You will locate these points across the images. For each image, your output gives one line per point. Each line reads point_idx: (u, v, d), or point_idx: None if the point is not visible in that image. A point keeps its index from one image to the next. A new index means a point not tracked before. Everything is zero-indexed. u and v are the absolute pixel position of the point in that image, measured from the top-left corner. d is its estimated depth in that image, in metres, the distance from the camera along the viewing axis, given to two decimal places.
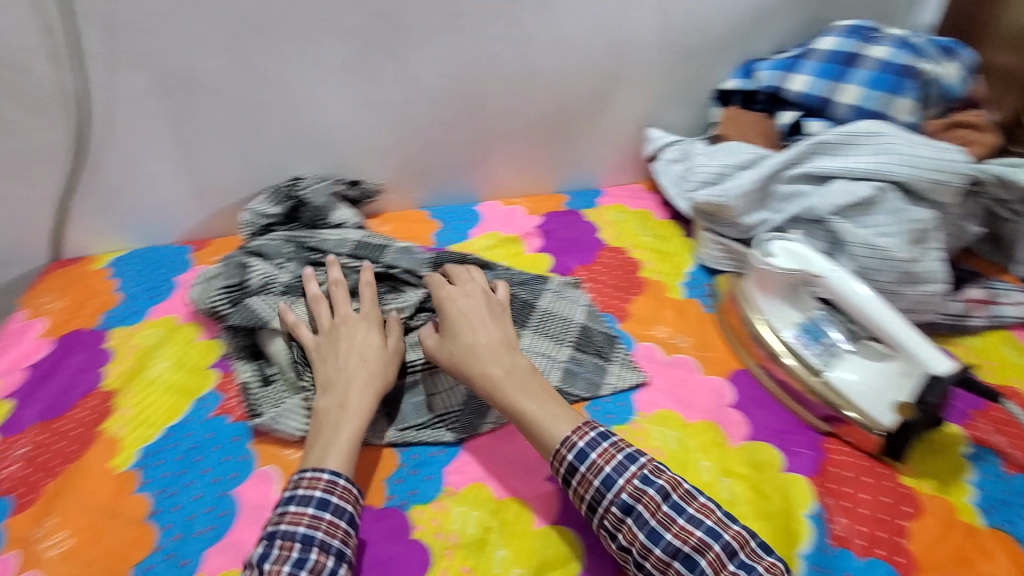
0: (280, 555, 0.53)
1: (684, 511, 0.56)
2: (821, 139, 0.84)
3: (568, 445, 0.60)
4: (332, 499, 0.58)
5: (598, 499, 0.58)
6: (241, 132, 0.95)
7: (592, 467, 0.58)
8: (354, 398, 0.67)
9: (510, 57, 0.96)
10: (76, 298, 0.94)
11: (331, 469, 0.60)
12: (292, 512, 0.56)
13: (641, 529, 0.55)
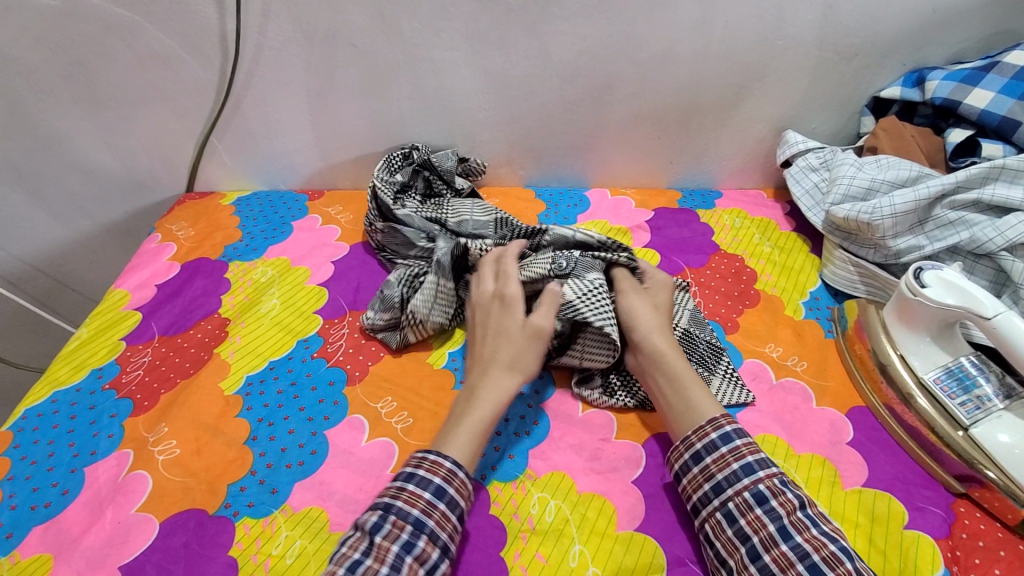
0: (392, 532, 0.52)
1: (820, 526, 0.51)
2: (1001, 162, 0.73)
3: (715, 425, 0.59)
4: (450, 490, 0.55)
5: (731, 481, 0.55)
6: (371, 89, 0.97)
7: (734, 451, 0.57)
8: (484, 385, 0.64)
9: (652, 40, 0.91)
10: (204, 228, 1.01)
11: (452, 462, 0.57)
12: (409, 490, 0.55)
13: (771, 522, 0.52)
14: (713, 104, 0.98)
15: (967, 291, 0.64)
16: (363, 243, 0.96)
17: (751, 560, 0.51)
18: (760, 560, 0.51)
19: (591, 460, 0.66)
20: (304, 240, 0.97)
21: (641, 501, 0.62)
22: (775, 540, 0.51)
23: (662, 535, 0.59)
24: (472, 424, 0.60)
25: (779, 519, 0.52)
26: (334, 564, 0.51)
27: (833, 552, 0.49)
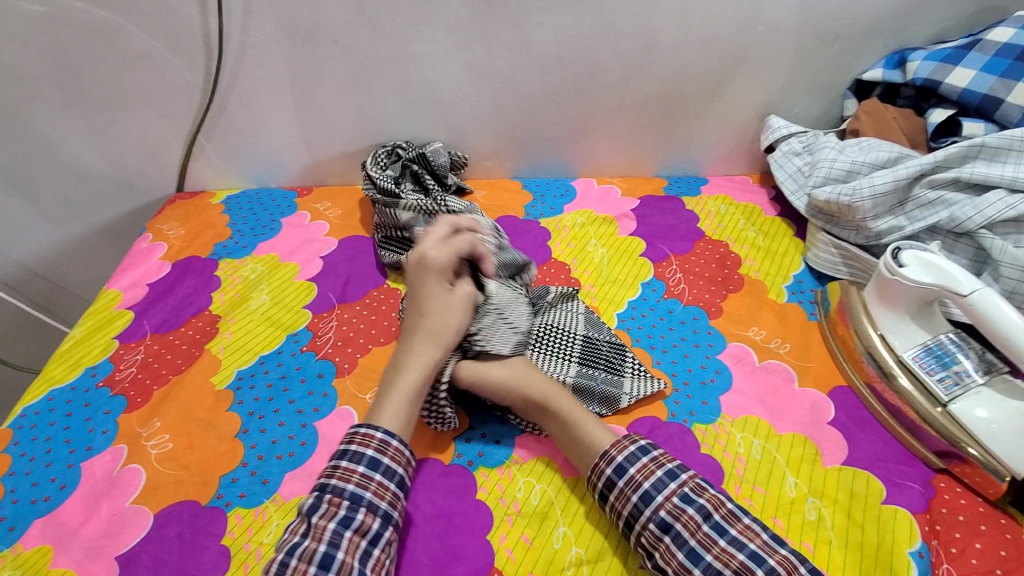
0: (329, 510, 0.53)
1: (726, 534, 0.52)
2: (980, 141, 0.73)
3: (607, 462, 0.58)
4: (384, 459, 0.57)
5: (635, 515, 0.56)
6: (355, 85, 0.97)
7: (630, 483, 0.57)
8: (417, 353, 0.65)
9: (632, 28, 0.91)
10: (194, 227, 1.02)
11: (383, 432, 0.59)
12: (343, 465, 0.56)
13: (678, 548, 0.53)
14: (696, 91, 0.98)
15: (941, 267, 0.65)
16: (350, 239, 0.97)
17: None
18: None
19: None
20: (293, 236, 0.98)
21: None
22: (686, 567, 0.51)
23: None
24: (405, 390, 0.62)
25: (685, 543, 0.52)
26: (277, 549, 0.52)
27: (740, 564, 0.50)
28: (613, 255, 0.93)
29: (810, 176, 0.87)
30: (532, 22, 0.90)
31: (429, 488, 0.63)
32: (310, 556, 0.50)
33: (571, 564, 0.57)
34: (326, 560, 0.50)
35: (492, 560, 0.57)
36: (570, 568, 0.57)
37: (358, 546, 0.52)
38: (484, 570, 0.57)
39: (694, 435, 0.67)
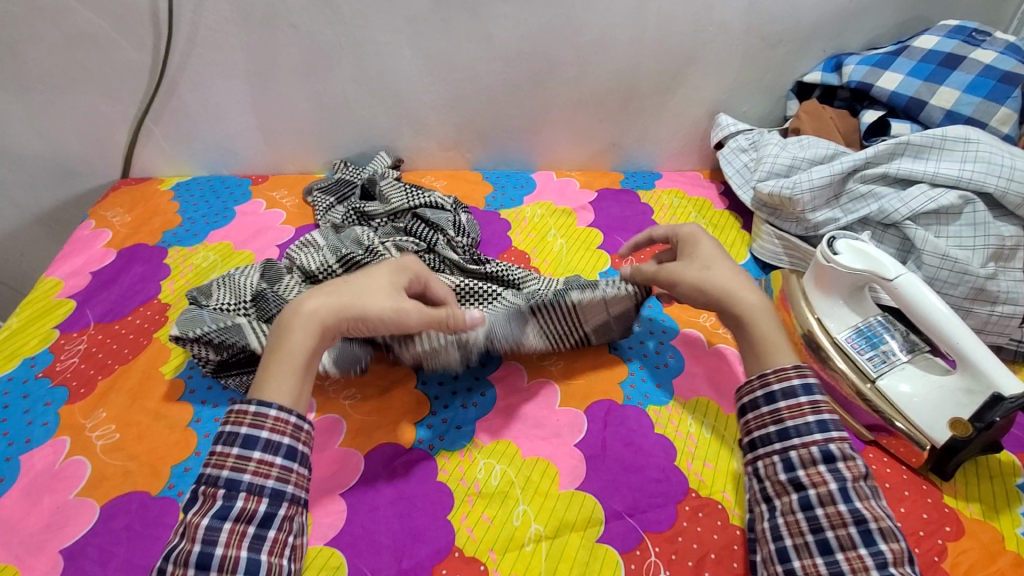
0: (204, 504, 0.49)
1: (876, 498, 0.51)
2: (906, 139, 0.79)
3: (801, 374, 0.55)
4: (259, 433, 0.51)
5: (802, 430, 0.53)
6: (313, 71, 0.96)
7: (812, 403, 0.54)
8: (305, 323, 0.57)
9: (590, 24, 0.93)
10: (141, 214, 0.98)
11: (257, 406, 0.52)
12: (218, 450, 0.51)
13: (833, 480, 0.51)
14: (652, 89, 1.02)
15: (872, 255, 0.69)
16: (308, 228, 0.96)
17: (801, 506, 0.50)
18: (810, 510, 0.50)
19: (536, 428, 0.68)
20: (248, 224, 0.96)
21: (582, 462, 0.65)
22: (834, 498, 0.50)
23: (601, 492, 0.62)
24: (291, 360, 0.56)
25: (843, 480, 0.50)
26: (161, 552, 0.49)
27: (889, 526, 0.48)
28: (571, 246, 0.95)
29: (757, 170, 0.92)
30: (492, 13, 0.91)
31: (380, 473, 0.63)
32: (185, 558, 0.46)
33: (530, 540, 0.58)
34: (204, 558, 0.46)
35: (453, 540, 0.58)
36: (529, 544, 0.58)
37: (243, 533, 0.48)
38: (445, 549, 0.58)
39: (649, 415, 0.70)
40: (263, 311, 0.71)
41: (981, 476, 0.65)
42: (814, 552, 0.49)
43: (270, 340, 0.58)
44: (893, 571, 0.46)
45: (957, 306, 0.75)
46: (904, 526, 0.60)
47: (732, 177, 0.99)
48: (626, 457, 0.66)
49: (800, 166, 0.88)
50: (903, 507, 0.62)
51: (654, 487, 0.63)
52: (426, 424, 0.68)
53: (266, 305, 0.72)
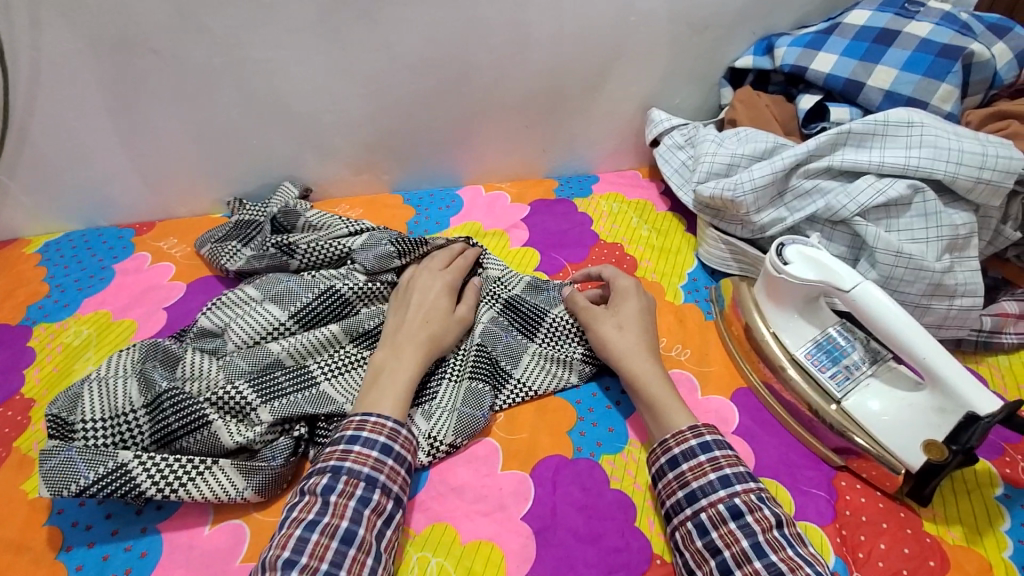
0: (346, 491, 0.52)
1: (796, 547, 0.48)
2: (847, 127, 0.72)
3: (696, 433, 0.56)
4: (395, 447, 0.55)
5: (707, 490, 0.53)
6: (190, 100, 0.83)
7: (713, 460, 0.54)
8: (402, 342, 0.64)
9: (500, 24, 0.84)
10: (3, 286, 0.84)
11: (394, 421, 0.57)
12: (356, 451, 0.54)
13: (744, 537, 0.49)
14: (579, 87, 0.93)
15: (824, 263, 0.63)
16: (203, 282, 0.83)
17: (721, 573, 0.48)
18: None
19: (477, 501, 0.59)
20: (132, 285, 0.83)
21: (531, 539, 0.57)
22: (748, 557, 0.48)
23: (555, 573, 0.54)
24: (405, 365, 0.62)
25: (753, 535, 0.49)
26: (288, 529, 0.49)
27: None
28: None
29: (695, 171, 0.84)
30: (390, 17, 0.80)
31: None
32: (332, 532, 0.49)
33: None
34: (349, 535, 0.49)
35: None
36: None
37: (375, 525, 0.51)
38: None
39: (603, 468, 0.62)
40: (160, 424, 0.60)
41: (959, 494, 0.60)
42: None
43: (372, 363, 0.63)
44: None
45: (915, 304, 0.69)
46: (888, 567, 0.54)
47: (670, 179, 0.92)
48: (580, 524, 0.58)
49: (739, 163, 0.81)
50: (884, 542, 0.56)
51: (614, 558, 0.55)
52: None
53: (163, 417, 0.60)
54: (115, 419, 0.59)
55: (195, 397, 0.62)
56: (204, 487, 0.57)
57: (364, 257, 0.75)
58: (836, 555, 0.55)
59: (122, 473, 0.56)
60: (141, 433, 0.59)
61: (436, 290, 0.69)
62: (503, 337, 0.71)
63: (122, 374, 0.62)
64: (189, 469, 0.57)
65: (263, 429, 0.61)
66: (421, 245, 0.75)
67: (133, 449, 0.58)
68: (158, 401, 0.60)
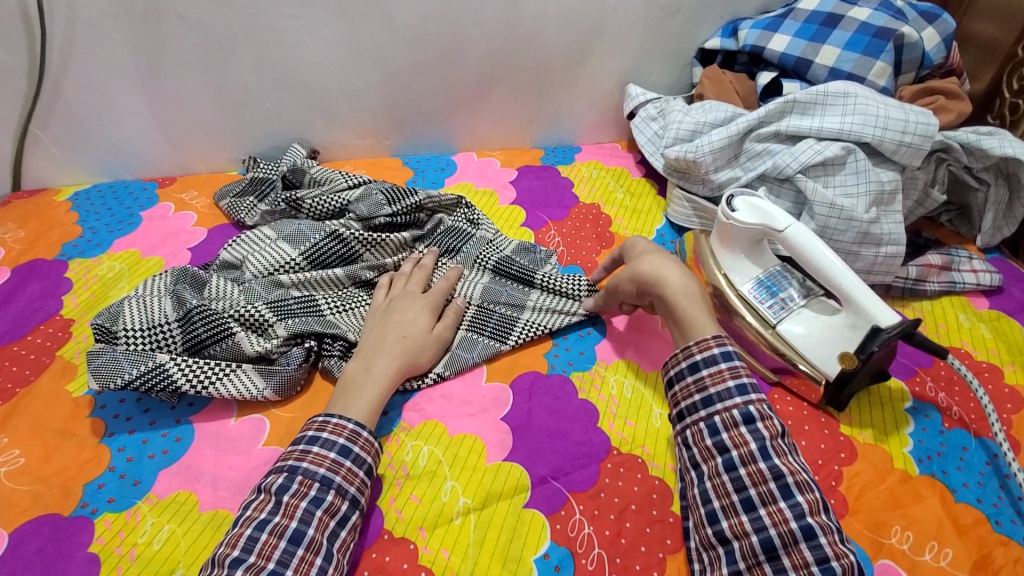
0: (300, 490, 0.54)
1: (792, 452, 0.56)
2: (793, 97, 0.83)
3: (719, 342, 0.61)
4: (355, 448, 0.58)
5: (723, 396, 0.59)
6: (210, 64, 0.92)
7: (732, 368, 0.60)
8: (374, 360, 0.66)
9: (492, 2, 0.94)
10: (36, 228, 0.92)
11: (355, 422, 0.59)
12: (314, 451, 0.57)
13: (752, 440, 0.56)
14: (563, 63, 1.03)
15: (766, 210, 0.73)
16: (220, 228, 0.92)
17: (726, 468, 0.56)
18: (735, 471, 0.55)
19: (463, 405, 0.69)
20: (156, 229, 0.92)
21: (508, 434, 0.67)
22: (754, 458, 0.55)
23: (527, 460, 0.64)
24: (378, 378, 0.64)
25: (761, 439, 0.56)
26: (240, 526, 0.52)
27: (804, 477, 0.54)
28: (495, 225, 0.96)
29: (664, 137, 0.94)
30: None
31: None
32: (281, 531, 0.51)
33: (459, 514, 0.60)
34: (297, 536, 0.51)
35: (381, 525, 0.59)
36: (458, 518, 0.59)
37: (328, 525, 0.53)
38: (375, 533, 0.58)
39: (573, 382, 0.72)
40: (189, 335, 0.67)
41: (872, 404, 0.70)
42: (739, 511, 0.54)
43: (343, 376, 0.65)
44: (812, 520, 0.51)
45: (847, 251, 0.80)
46: (813, 460, 0.65)
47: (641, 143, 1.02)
48: (551, 424, 0.68)
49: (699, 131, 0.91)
50: (807, 440, 0.67)
51: (578, 449, 0.65)
52: None
53: (193, 328, 0.67)
54: (151, 330, 0.67)
55: (224, 313, 0.69)
56: (231, 386, 0.65)
57: (360, 206, 0.86)
58: None
59: (159, 371, 0.63)
60: (174, 340, 0.67)
61: (410, 311, 0.71)
62: (502, 292, 0.80)
63: (156, 292, 0.70)
64: (216, 371, 0.65)
65: (279, 343, 0.69)
66: (410, 196, 0.87)
67: (168, 353, 0.66)
68: (189, 314, 0.67)
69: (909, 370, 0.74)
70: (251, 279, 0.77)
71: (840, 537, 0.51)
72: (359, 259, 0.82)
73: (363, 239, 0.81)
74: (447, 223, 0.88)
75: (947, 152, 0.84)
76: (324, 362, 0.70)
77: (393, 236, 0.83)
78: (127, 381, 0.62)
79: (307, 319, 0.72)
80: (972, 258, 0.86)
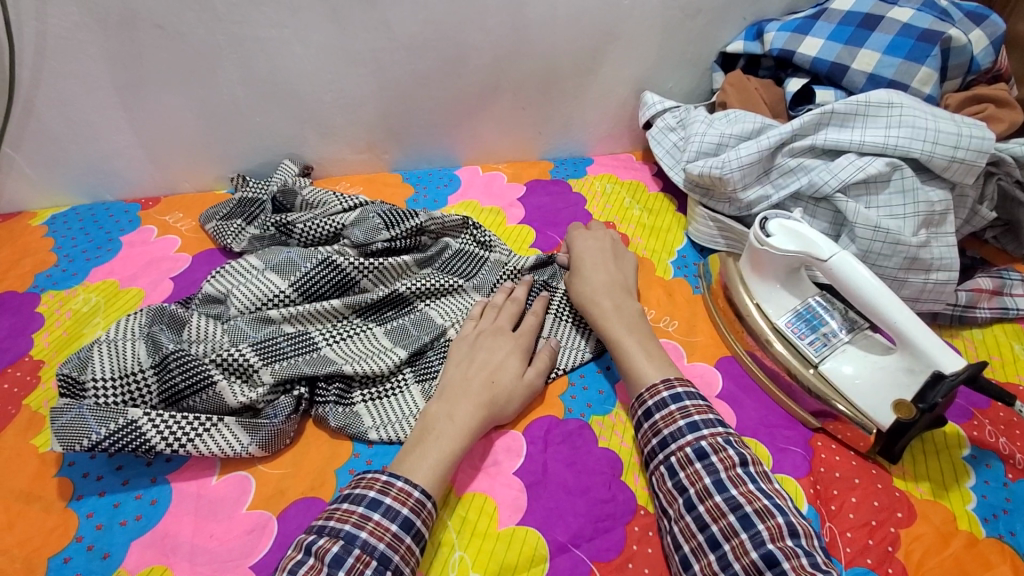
0: (356, 567, 0.46)
1: (758, 482, 0.51)
2: (830, 108, 0.75)
3: (668, 386, 0.59)
4: (417, 521, 0.51)
5: (676, 436, 0.56)
6: (193, 77, 0.85)
7: (681, 408, 0.57)
8: (454, 407, 0.59)
9: (498, 6, 0.86)
10: (10, 256, 0.86)
11: (421, 492, 0.52)
12: (375, 518, 0.49)
13: (707, 474, 0.52)
14: (574, 69, 0.96)
15: (804, 234, 0.65)
16: (207, 254, 0.86)
17: (687, 508, 0.52)
18: (695, 509, 0.51)
19: (471, 457, 0.62)
20: (137, 256, 0.85)
21: (523, 492, 0.60)
22: (710, 491, 0.51)
23: (543, 523, 0.57)
24: (457, 429, 0.57)
25: (716, 472, 0.52)
26: None
27: (764, 503, 0.49)
28: None
29: (686, 150, 0.88)
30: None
31: (295, 526, 0.56)
32: None
33: None
34: None
35: None
36: None
37: None
38: None
39: (592, 429, 0.65)
40: (166, 384, 0.61)
41: (927, 452, 0.63)
42: (707, 551, 0.49)
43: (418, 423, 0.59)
44: (773, 547, 0.46)
45: (892, 277, 0.73)
46: (872, 522, 0.58)
47: (660, 156, 0.95)
48: (570, 479, 0.61)
49: (729, 142, 0.83)
50: (857, 497, 0.59)
51: (600, 509, 0.58)
52: (351, 470, 0.60)
53: (170, 376, 0.61)
54: (125, 379, 0.61)
55: (204, 357, 0.63)
56: (212, 443, 0.59)
57: (355, 231, 0.78)
58: (811, 509, 0.59)
59: (132, 428, 0.57)
60: (150, 391, 0.61)
61: (499, 352, 0.65)
62: None
63: (129, 336, 0.64)
64: (197, 427, 0.59)
65: (266, 391, 0.63)
66: (410, 218, 0.79)
67: (143, 407, 0.60)
68: (165, 361, 0.61)
69: (960, 412, 0.67)
70: (236, 316, 0.70)
71: (812, 562, 0.45)
72: (354, 287, 0.75)
73: (361, 268, 0.74)
74: (453, 246, 0.80)
75: (998, 165, 0.77)
76: (317, 409, 0.64)
77: (393, 261, 0.76)
78: (98, 442, 0.56)
79: (298, 361, 0.65)
80: None
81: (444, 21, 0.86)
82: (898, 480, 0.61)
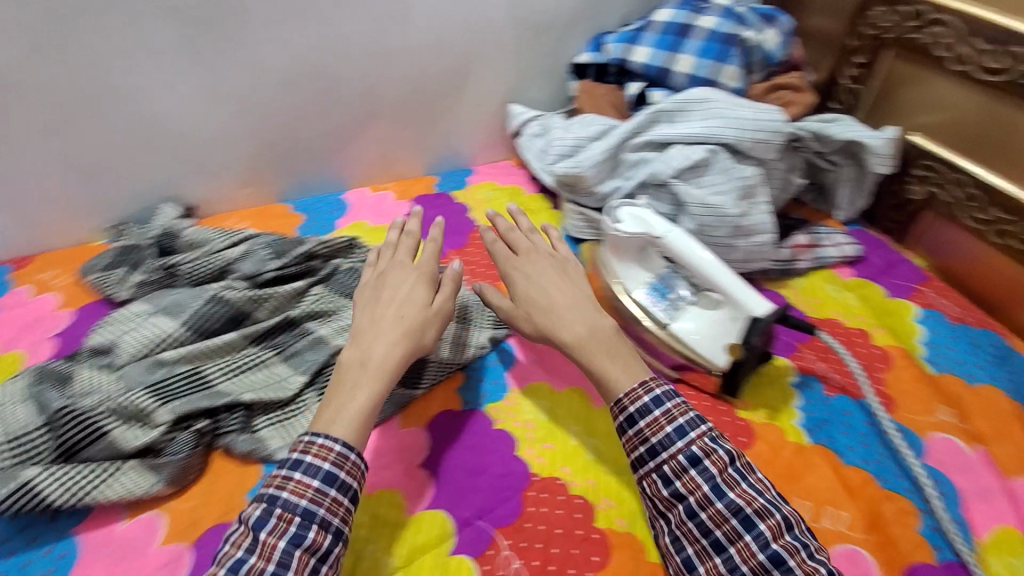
0: (279, 526, 0.51)
1: (747, 478, 0.58)
2: (659, 108, 0.88)
3: (647, 390, 0.61)
4: (342, 474, 0.55)
5: (665, 444, 0.59)
6: (54, 129, 0.84)
7: (666, 413, 0.60)
8: (374, 345, 0.63)
9: (360, 36, 0.92)
10: None
11: (342, 445, 0.56)
12: (297, 478, 0.54)
13: (704, 482, 0.57)
14: (442, 89, 1.03)
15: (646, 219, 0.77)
16: (90, 306, 0.85)
17: (688, 515, 0.57)
18: (697, 517, 0.57)
19: (381, 456, 0.68)
20: (13, 318, 0.82)
21: (430, 479, 0.66)
22: (710, 499, 0.56)
23: (450, 503, 0.64)
24: (376, 368, 0.62)
25: (712, 479, 0.57)
26: (218, 566, 0.50)
27: (762, 503, 0.56)
28: None
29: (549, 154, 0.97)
30: (251, 34, 0.86)
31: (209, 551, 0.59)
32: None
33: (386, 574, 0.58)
34: None
35: None
36: None
37: (309, 564, 0.51)
38: None
39: (488, 414, 0.72)
40: (60, 440, 0.62)
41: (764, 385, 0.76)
42: (712, 554, 0.56)
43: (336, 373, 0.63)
44: (777, 546, 0.53)
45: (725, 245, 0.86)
46: (730, 451, 0.68)
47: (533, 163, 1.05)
48: (470, 460, 0.68)
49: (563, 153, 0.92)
50: (713, 430, 0.70)
51: (501, 482, 0.66)
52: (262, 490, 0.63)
53: (63, 432, 0.62)
54: (13, 441, 0.61)
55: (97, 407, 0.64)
56: (115, 489, 0.60)
57: (243, 265, 0.82)
58: None
59: (28, 490, 0.57)
60: (42, 450, 0.61)
61: (406, 286, 0.69)
62: None
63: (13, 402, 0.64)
64: (97, 476, 0.60)
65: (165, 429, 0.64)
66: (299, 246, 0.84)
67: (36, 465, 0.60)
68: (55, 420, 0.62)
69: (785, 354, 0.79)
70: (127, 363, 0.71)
71: (809, 554, 0.53)
72: (247, 319, 0.77)
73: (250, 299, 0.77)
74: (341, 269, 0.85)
75: (800, 140, 0.92)
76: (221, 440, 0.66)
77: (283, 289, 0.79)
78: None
79: (197, 396, 0.67)
80: (835, 234, 0.95)
81: (310, 55, 0.91)
82: (750, 414, 0.73)
